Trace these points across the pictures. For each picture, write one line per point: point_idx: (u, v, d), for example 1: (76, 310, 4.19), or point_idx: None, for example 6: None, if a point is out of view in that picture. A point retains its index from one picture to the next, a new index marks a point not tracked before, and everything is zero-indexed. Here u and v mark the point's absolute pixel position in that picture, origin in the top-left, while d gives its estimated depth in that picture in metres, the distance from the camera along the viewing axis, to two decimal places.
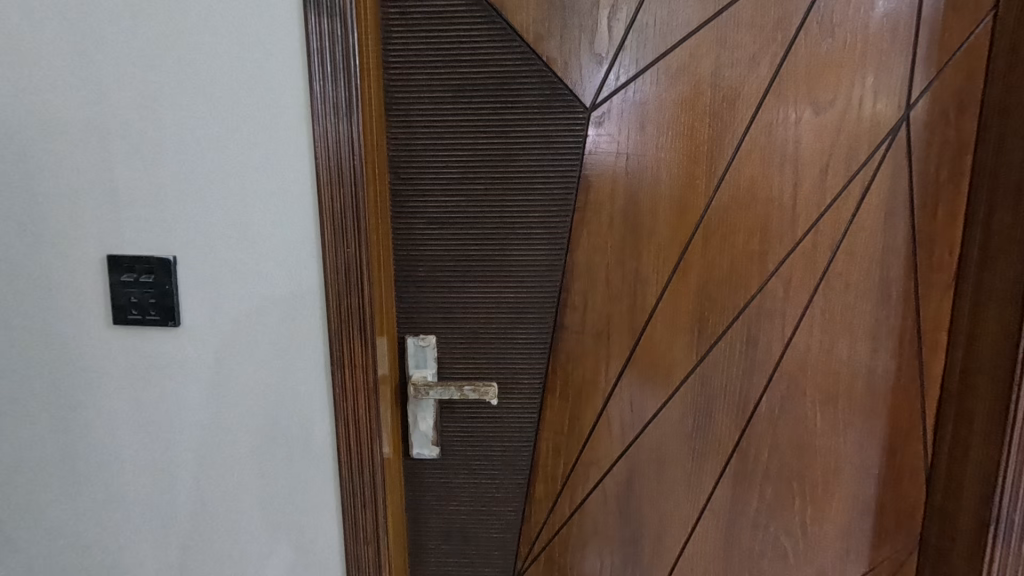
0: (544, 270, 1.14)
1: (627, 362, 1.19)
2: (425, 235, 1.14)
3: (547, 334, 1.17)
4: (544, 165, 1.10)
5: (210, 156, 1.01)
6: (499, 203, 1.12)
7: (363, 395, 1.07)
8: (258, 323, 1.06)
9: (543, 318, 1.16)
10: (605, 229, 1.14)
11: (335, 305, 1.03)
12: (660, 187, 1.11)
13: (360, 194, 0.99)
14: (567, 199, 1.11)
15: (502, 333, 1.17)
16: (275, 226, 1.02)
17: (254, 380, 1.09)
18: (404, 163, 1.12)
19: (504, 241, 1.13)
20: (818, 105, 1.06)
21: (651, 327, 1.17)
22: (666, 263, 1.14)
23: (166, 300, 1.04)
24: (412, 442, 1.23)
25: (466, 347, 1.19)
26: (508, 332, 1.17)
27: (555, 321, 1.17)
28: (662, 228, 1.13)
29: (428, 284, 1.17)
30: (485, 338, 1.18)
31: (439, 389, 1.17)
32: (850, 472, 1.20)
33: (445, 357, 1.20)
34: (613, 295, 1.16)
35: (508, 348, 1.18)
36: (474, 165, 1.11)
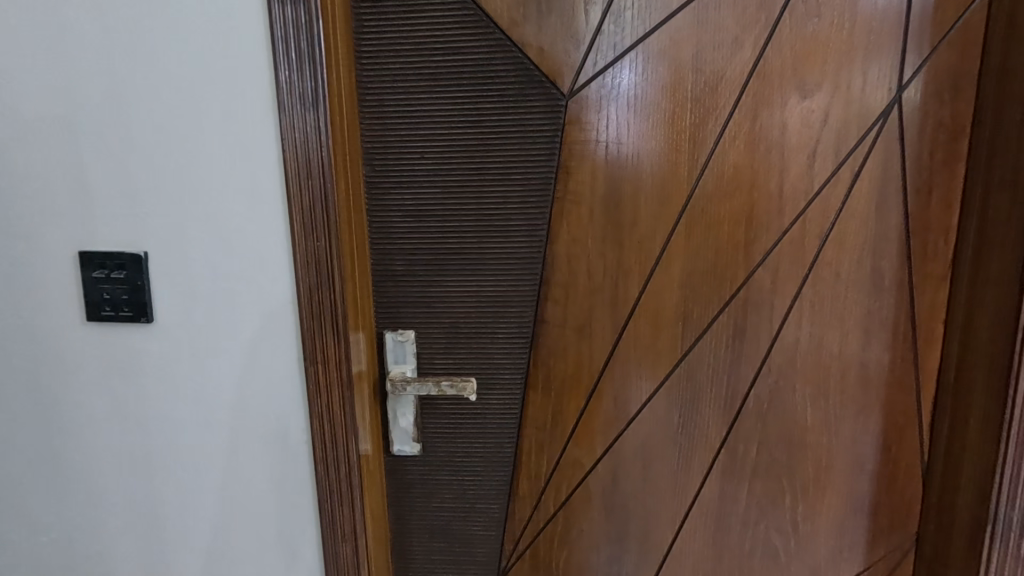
0: (524, 262, 1.11)
1: (610, 356, 1.16)
2: (401, 229, 1.12)
3: (527, 328, 1.14)
4: (521, 154, 1.07)
5: (178, 149, 0.99)
6: (476, 194, 1.09)
7: (337, 391, 1.05)
8: (232, 318, 1.05)
9: (522, 312, 1.14)
10: (585, 220, 1.10)
11: (307, 300, 1.01)
12: (640, 176, 1.08)
13: (330, 185, 0.97)
14: (545, 188, 1.08)
15: (481, 328, 1.15)
16: (246, 219, 1.01)
17: (230, 376, 1.08)
18: (378, 156, 1.09)
19: (483, 233, 1.11)
20: (805, 88, 1.02)
21: (634, 320, 1.14)
22: (649, 255, 1.11)
23: (138, 296, 1.03)
24: (393, 439, 1.21)
25: (445, 343, 1.17)
26: (487, 327, 1.15)
27: (535, 315, 1.14)
28: (644, 217, 1.09)
29: (406, 278, 1.15)
30: (464, 332, 1.16)
31: (417, 384, 1.15)
32: (843, 468, 1.16)
33: (425, 353, 1.18)
34: (595, 288, 1.13)
35: (488, 342, 1.15)
36: (450, 156, 1.08)
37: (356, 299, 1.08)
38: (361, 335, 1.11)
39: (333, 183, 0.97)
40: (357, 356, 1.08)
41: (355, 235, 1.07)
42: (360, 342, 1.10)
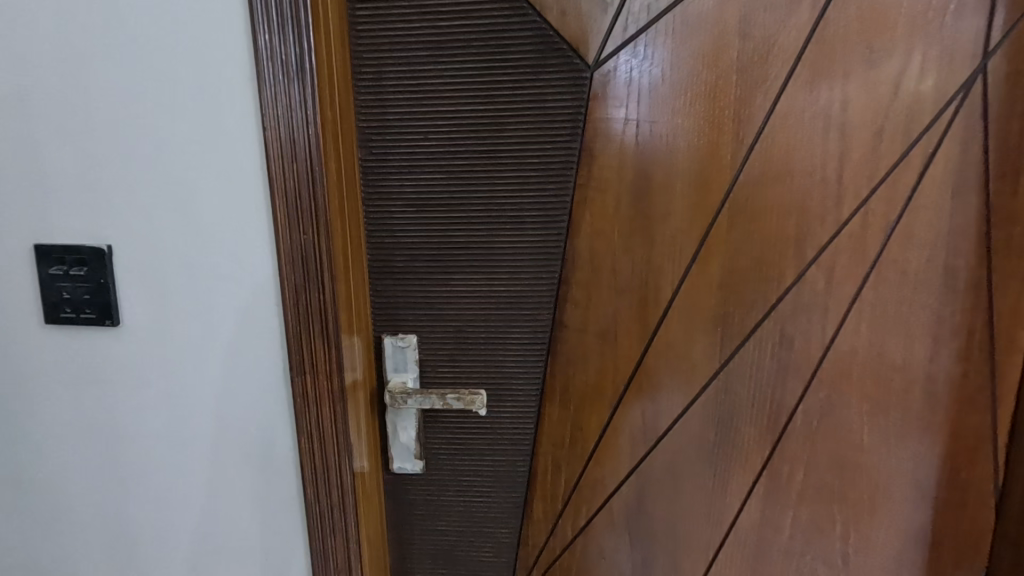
0: (540, 259, 0.98)
1: (638, 365, 1.02)
2: (401, 220, 0.99)
3: (544, 333, 1.01)
4: (539, 135, 0.93)
5: (145, 127, 0.86)
6: (486, 181, 0.96)
7: (328, 405, 0.93)
8: (209, 320, 0.92)
9: (538, 315, 1.00)
10: (611, 210, 0.96)
11: (293, 301, 0.88)
12: (676, 160, 0.94)
13: (318, 169, 0.84)
14: (566, 175, 0.95)
15: (492, 332, 1.02)
16: (224, 208, 0.88)
17: (208, 386, 0.95)
18: (376, 136, 0.96)
19: (494, 226, 0.97)
20: (872, 56, 0.87)
21: (666, 325, 1.00)
22: (684, 251, 0.97)
23: (101, 295, 0.91)
24: (393, 456, 1.09)
25: (451, 349, 1.04)
26: (498, 331, 1.02)
27: (553, 318, 1.01)
28: (678, 207, 0.95)
29: (406, 276, 1.02)
30: (472, 337, 1.02)
31: (420, 397, 1.03)
32: (903, 494, 1.02)
33: (429, 360, 1.05)
34: (621, 288, 0.99)
35: (499, 349, 1.02)
36: (458, 137, 0.94)
37: (350, 301, 0.94)
38: (356, 340, 0.98)
39: (321, 166, 0.84)
40: (351, 364, 0.95)
41: (348, 226, 0.93)
42: (354, 348, 0.97)
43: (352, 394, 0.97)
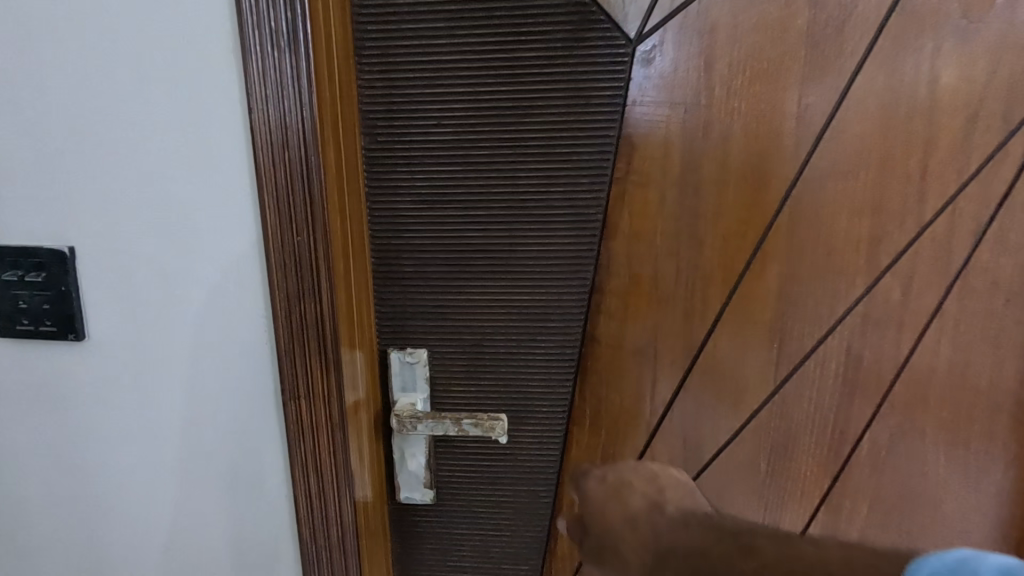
0: (570, 264, 0.85)
1: (680, 387, 0.89)
2: (410, 220, 0.86)
3: (573, 350, 0.88)
4: (571, 121, 0.80)
5: (107, 107, 0.73)
6: (508, 174, 0.83)
7: (325, 434, 0.80)
8: (188, 334, 0.79)
9: (566, 329, 0.88)
10: (652, 209, 0.83)
11: (283, 314, 0.75)
12: (730, 150, 0.80)
13: (313, 159, 0.71)
14: (602, 167, 0.81)
15: (513, 347, 0.89)
16: (203, 205, 0.74)
17: (188, 409, 0.83)
18: (380, 122, 0.83)
19: (517, 225, 0.84)
20: (968, 28, 0.74)
21: (714, 340, 0.87)
22: (736, 256, 0.84)
23: (62, 305, 0.78)
24: (400, 485, 0.96)
25: (466, 366, 0.92)
26: (521, 347, 0.89)
27: (583, 332, 0.88)
28: (732, 206, 0.82)
29: (416, 283, 0.89)
30: (491, 353, 0.90)
31: (433, 422, 0.91)
32: (979, 533, 0.90)
33: (441, 378, 0.93)
34: (662, 299, 0.87)
35: (521, 367, 0.90)
36: (476, 123, 0.81)
37: (350, 313, 0.81)
38: (358, 357, 0.86)
39: (317, 156, 0.71)
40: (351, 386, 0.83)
41: (348, 226, 0.80)
42: (355, 367, 0.84)
43: (353, 419, 0.84)
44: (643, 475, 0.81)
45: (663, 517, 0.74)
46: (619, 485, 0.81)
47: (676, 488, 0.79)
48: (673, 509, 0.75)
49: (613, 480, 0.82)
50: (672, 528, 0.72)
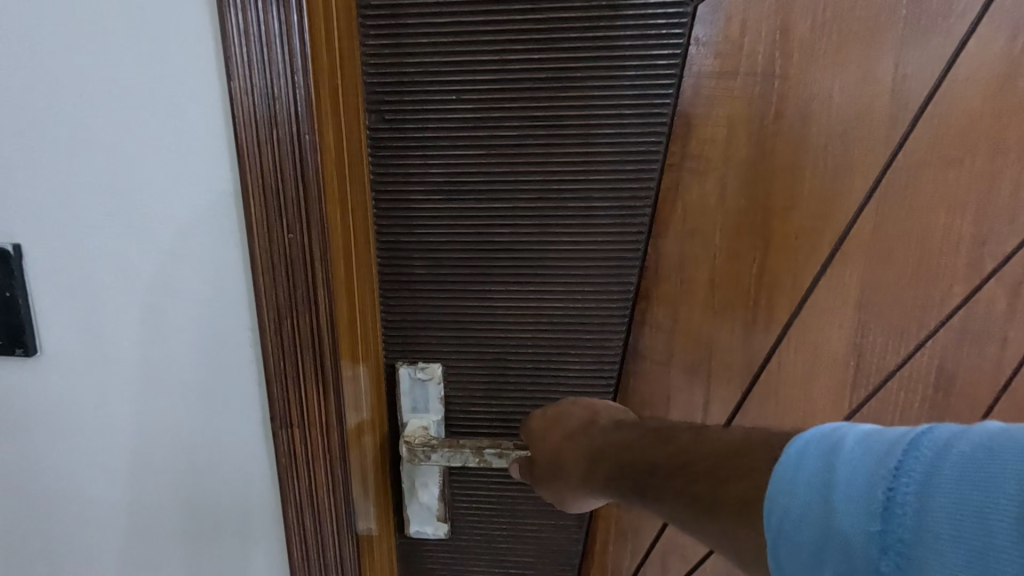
0: (612, 266, 0.73)
1: (737, 411, 0.77)
2: (424, 215, 0.74)
3: (612, 364, 0.77)
4: (618, 95, 0.66)
5: (45, 64, 0.56)
6: (541, 160, 0.70)
7: (324, 470, 0.68)
8: (160, 352, 0.65)
9: (604, 340, 0.76)
10: (710, 202, 0.71)
11: (272, 329, 0.61)
12: (808, 132, 0.67)
13: (307, 137, 0.57)
14: (652, 152, 0.68)
15: (543, 361, 0.78)
16: (173, 194, 0.59)
17: (164, 439, 0.69)
18: (389, 97, 0.69)
19: (550, 219, 0.72)
20: None
21: (779, 357, 0.74)
22: (810, 259, 0.70)
23: (6, 316, 0.63)
24: (409, 518, 0.84)
25: (486, 382, 0.80)
26: (552, 360, 0.78)
27: (624, 345, 0.76)
28: (807, 198, 0.69)
29: (430, 288, 0.77)
30: (516, 367, 0.79)
31: (450, 453, 0.78)
32: None
33: (458, 396, 0.81)
34: (719, 308, 0.74)
35: (551, 383, 0.79)
36: (502, 98, 0.68)
37: (351, 325, 0.68)
38: (361, 375, 0.73)
39: (313, 133, 0.57)
40: (353, 410, 0.70)
41: (348, 222, 0.66)
42: (359, 387, 0.72)
43: (356, 449, 0.71)
44: (581, 403, 0.70)
45: (595, 428, 0.64)
46: (561, 410, 0.70)
47: (614, 411, 0.67)
48: (606, 420, 0.64)
49: (557, 408, 0.71)
50: (603, 434, 0.62)
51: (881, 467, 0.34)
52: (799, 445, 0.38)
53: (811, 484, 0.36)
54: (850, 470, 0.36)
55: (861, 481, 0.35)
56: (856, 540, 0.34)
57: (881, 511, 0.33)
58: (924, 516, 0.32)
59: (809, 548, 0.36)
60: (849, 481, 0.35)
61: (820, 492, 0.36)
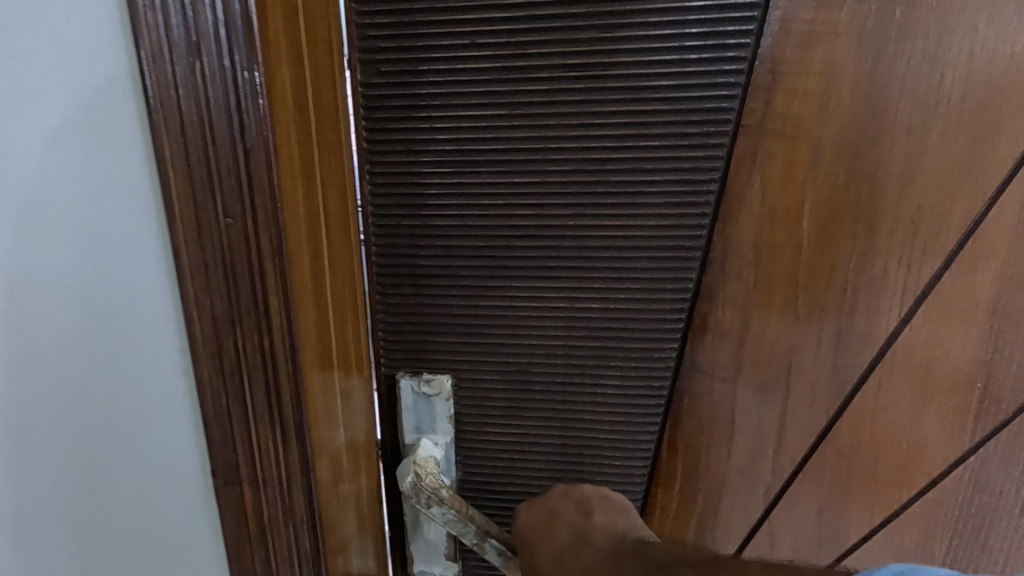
0: (665, 259, 0.58)
1: (821, 441, 0.61)
2: (430, 192, 0.60)
3: (663, 379, 0.62)
4: (679, 34, 0.52)
5: None
6: (576, 123, 0.56)
7: (287, 532, 0.51)
8: (38, 397, 0.43)
9: (652, 348, 0.61)
10: (798, 174, 0.54)
11: (209, 354, 0.43)
12: (939, 80, 0.50)
13: (246, 74, 0.38)
14: (724, 108, 0.53)
15: (575, 374, 0.64)
16: (39, 150, 0.37)
17: (67, 521, 0.47)
18: (385, 42, 0.56)
19: (585, 199, 0.58)
20: None
21: (882, 376, 0.58)
22: (929, 250, 0.54)
23: None
24: (412, 556, 0.71)
25: (506, 398, 0.66)
26: (586, 373, 0.64)
27: (678, 356, 0.61)
28: (929, 169, 0.52)
29: (438, 283, 0.63)
30: (542, 381, 0.65)
31: (454, 517, 0.65)
32: None
33: (471, 413, 0.67)
34: (806, 314, 0.57)
35: (586, 401, 0.64)
36: (530, 42, 0.54)
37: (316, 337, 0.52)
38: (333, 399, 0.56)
39: (254, 69, 0.38)
40: (322, 449, 0.53)
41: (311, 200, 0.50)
42: (329, 417, 0.56)
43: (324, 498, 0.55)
44: (570, 496, 0.62)
45: (587, 549, 0.55)
46: (548, 507, 0.62)
47: (610, 509, 0.59)
48: (598, 536, 0.56)
49: (544, 502, 0.63)
50: (599, 562, 0.54)
51: None
52: None
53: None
54: None
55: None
56: None
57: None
58: None
59: None
60: None
61: None
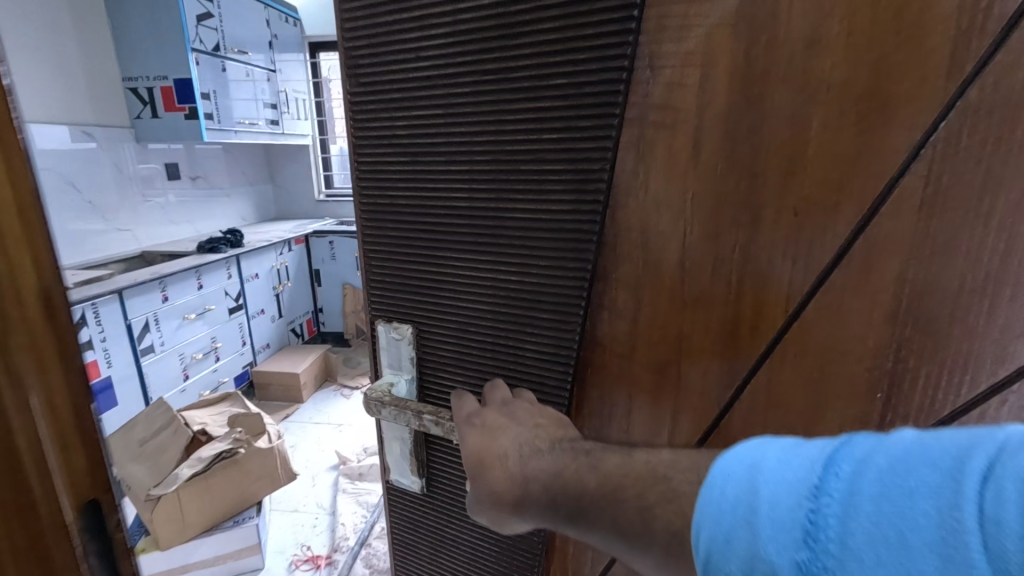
0: (566, 246, 0.61)
1: (709, 434, 0.61)
2: (388, 179, 0.70)
3: (571, 357, 0.65)
4: (564, 37, 0.53)
5: None
6: (494, 123, 0.60)
7: None
8: None
9: (560, 327, 0.65)
10: (680, 165, 0.53)
11: None
12: (821, 69, 0.46)
13: None
14: (609, 102, 0.54)
15: (501, 343, 0.70)
16: None
17: None
18: (358, 52, 0.67)
19: (503, 179, 0.62)
20: None
21: (768, 375, 0.56)
22: (816, 246, 0.50)
23: None
24: (390, 465, 0.91)
25: (451, 355, 0.75)
26: (509, 344, 0.69)
27: (583, 337, 0.64)
28: (815, 162, 0.48)
29: (399, 254, 0.74)
30: (478, 346, 0.72)
31: (396, 411, 0.76)
32: None
33: (426, 361, 0.78)
34: (691, 305, 0.57)
35: (510, 367, 0.70)
36: (457, 49, 0.60)
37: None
38: None
39: None
40: None
41: None
42: None
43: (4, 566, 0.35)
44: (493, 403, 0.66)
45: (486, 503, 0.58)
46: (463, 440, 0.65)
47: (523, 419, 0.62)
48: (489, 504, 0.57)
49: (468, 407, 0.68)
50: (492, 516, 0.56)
51: (801, 485, 0.31)
52: (724, 468, 0.36)
53: (729, 529, 0.33)
54: (772, 489, 0.32)
55: (785, 498, 0.32)
56: (783, 567, 0.30)
57: (807, 530, 0.30)
58: (857, 479, 0.30)
59: None
60: (773, 499, 0.32)
61: (744, 514, 0.33)
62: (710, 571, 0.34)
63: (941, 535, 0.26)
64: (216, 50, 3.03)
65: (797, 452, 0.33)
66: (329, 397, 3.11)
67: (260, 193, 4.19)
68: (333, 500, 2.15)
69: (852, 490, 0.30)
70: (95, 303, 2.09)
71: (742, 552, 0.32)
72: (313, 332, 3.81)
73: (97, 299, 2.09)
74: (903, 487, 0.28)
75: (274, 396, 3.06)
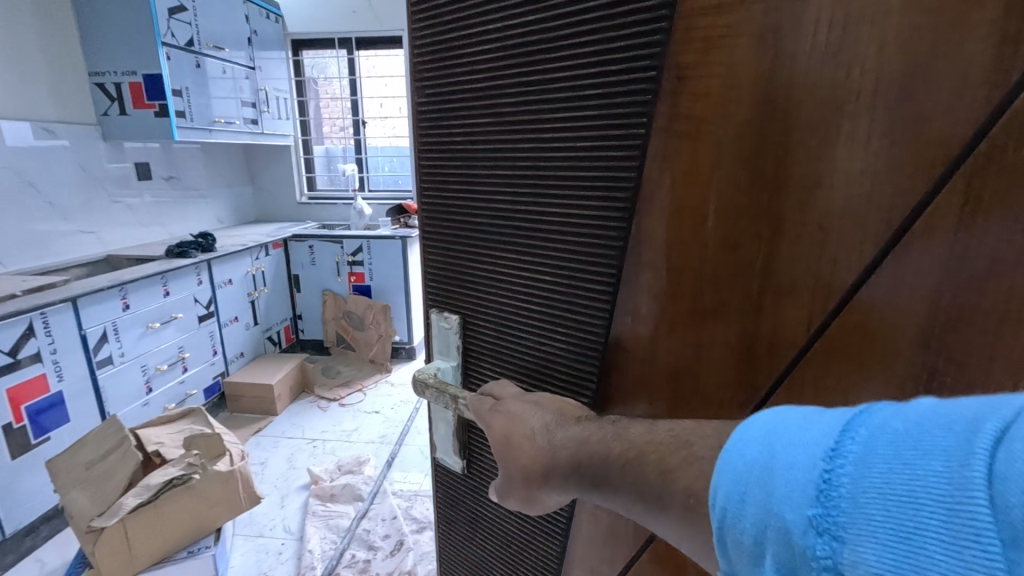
0: (594, 255, 0.57)
1: None
2: (444, 176, 0.71)
3: (594, 369, 0.61)
4: (601, 44, 0.51)
5: None
6: (536, 127, 0.58)
7: None
8: None
9: (584, 339, 0.61)
10: (698, 176, 0.49)
11: None
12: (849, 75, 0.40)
13: None
14: (638, 109, 0.50)
15: (532, 347, 0.67)
16: None
17: None
18: (424, 54, 0.68)
19: (542, 179, 0.59)
20: None
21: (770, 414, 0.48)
22: (835, 270, 0.43)
23: None
24: (437, 441, 0.87)
25: (489, 353, 0.74)
26: (540, 349, 0.66)
27: (605, 352, 0.60)
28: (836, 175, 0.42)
29: (450, 250, 0.73)
30: (511, 348, 0.70)
31: (439, 393, 0.71)
32: None
33: (468, 351, 0.77)
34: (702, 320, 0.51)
35: (538, 372, 0.67)
36: (510, 50, 0.58)
37: None
38: None
39: None
40: None
41: None
42: None
43: None
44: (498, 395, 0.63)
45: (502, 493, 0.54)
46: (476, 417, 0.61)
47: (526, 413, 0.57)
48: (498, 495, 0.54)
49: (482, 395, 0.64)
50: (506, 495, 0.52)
51: (813, 445, 0.29)
52: (740, 432, 0.33)
53: (742, 489, 0.31)
54: (787, 452, 0.30)
55: (800, 458, 0.29)
56: (794, 525, 0.28)
57: (820, 489, 0.28)
58: (872, 443, 0.27)
59: (751, 542, 0.30)
60: (791, 461, 0.29)
61: (756, 473, 0.30)
62: (723, 533, 0.31)
63: (947, 495, 0.24)
64: (189, 46, 2.89)
65: (821, 416, 0.31)
66: (304, 409, 2.96)
67: (241, 194, 4.05)
68: (301, 523, 2.01)
69: (864, 453, 0.27)
70: (46, 311, 1.94)
71: (758, 514, 0.30)
72: (292, 340, 3.65)
73: (48, 308, 1.94)
74: (914, 449, 0.26)
75: (249, 408, 2.91)
